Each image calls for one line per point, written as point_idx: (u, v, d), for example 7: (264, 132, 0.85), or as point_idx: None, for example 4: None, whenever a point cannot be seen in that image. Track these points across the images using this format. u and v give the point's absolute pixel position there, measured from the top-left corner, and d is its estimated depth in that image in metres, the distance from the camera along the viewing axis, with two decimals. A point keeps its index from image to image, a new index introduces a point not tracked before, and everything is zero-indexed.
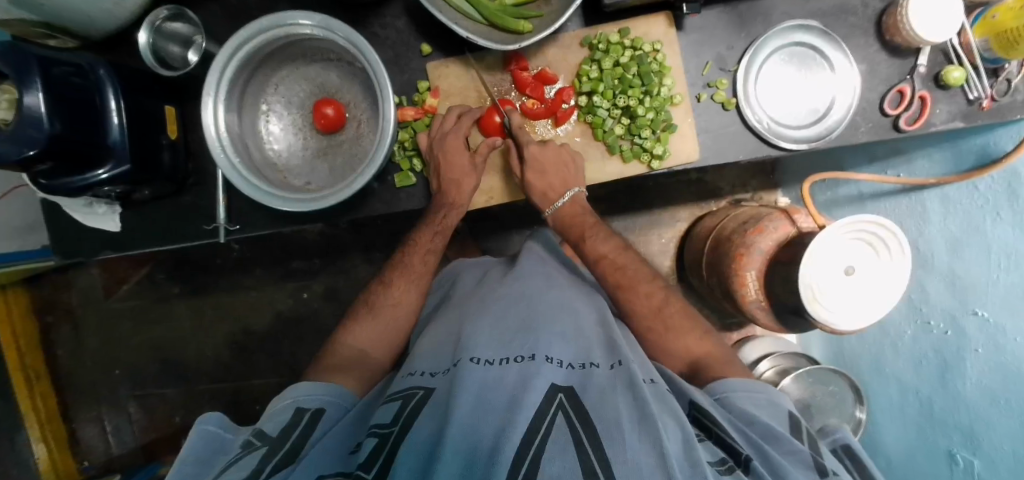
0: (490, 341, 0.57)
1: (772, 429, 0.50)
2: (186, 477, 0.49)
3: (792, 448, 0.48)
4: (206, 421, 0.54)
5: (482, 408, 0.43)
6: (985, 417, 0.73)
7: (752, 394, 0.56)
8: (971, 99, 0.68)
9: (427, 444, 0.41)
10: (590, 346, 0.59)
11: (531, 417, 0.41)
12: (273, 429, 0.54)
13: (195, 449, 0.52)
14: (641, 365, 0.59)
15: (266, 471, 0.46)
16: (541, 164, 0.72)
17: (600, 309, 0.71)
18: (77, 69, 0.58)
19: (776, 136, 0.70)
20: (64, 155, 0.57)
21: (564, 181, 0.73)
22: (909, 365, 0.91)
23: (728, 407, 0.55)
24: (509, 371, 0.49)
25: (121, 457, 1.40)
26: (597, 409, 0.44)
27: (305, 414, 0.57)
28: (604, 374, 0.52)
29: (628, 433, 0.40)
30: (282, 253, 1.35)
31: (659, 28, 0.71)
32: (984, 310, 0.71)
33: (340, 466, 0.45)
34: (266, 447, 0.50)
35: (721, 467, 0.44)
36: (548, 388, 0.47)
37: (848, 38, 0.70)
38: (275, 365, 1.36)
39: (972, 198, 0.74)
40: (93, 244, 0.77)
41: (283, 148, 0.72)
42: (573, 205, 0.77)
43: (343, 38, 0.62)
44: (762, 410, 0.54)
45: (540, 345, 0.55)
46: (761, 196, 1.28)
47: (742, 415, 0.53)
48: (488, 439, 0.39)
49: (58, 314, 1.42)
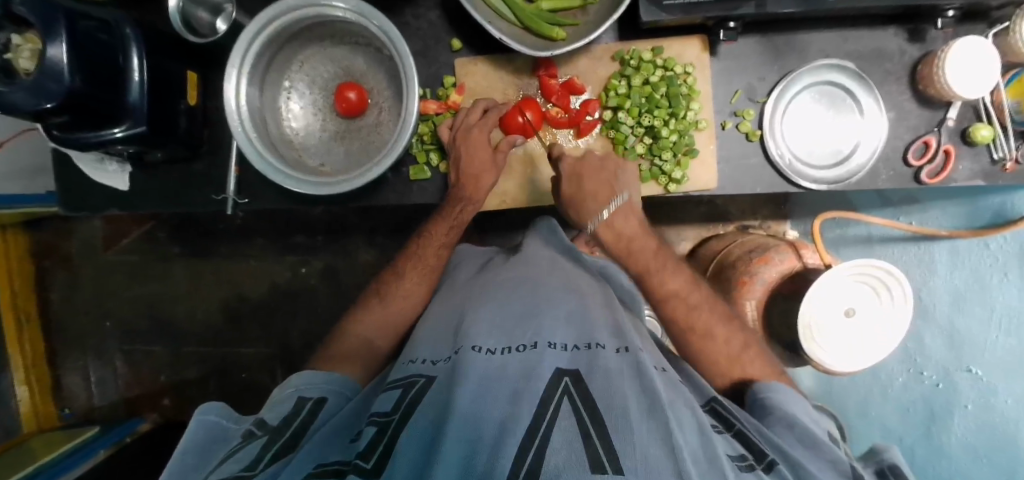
0: (494, 327, 0.56)
1: (812, 436, 0.50)
2: (187, 467, 0.48)
3: (832, 457, 0.48)
4: (206, 411, 0.54)
5: (484, 396, 0.42)
6: (966, 469, 0.78)
7: (795, 401, 0.57)
8: (996, 159, 0.67)
9: (428, 429, 0.41)
10: (591, 326, 0.58)
11: (535, 407, 0.41)
12: (274, 417, 0.53)
13: (196, 437, 0.52)
14: (653, 353, 0.60)
15: (264, 460, 0.46)
16: (581, 172, 0.70)
17: (610, 297, 0.70)
18: (104, 24, 0.57)
19: (796, 174, 0.70)
20: (82, 111, 0.56)
21: (610, 187, 0.71)
22: (896, 411, 0.90)
23: (772, 408, 0.56)
24: (511, 360, 0.49)
25: (104, 409, 1.41)
26: (601, 396, 0.43)
27: (307, 403, 0.57)
28: (610, 356, 0.51)
29: (637, 423, 0.39)
30: (286, 227, 1.35)
31: (692, 51, 0.70)
32: (979, 369, 0.74)
33: (338, 454, 0.44)
34: (266, 436, 0.50)
35: (744, 463, 0.42)
36: (554, 374, 0.46)
37: (880, 83, 0.70)
38: (266, 336, 1.36)
39: (982, 256, 0.75)
40: (100, 200, 0.77)
41: (301, 127, 0.72)
42: (631, 223, 0.73)
43: (376, 26, 0.61)
44: (805, 415, 0.54)
45: (545, 331, 0.55)
46: (770, 225, 1.28)
47: (785, 418, 0.53)
48: (491, 429, 0.39)
49: (55, 260, 1.41)
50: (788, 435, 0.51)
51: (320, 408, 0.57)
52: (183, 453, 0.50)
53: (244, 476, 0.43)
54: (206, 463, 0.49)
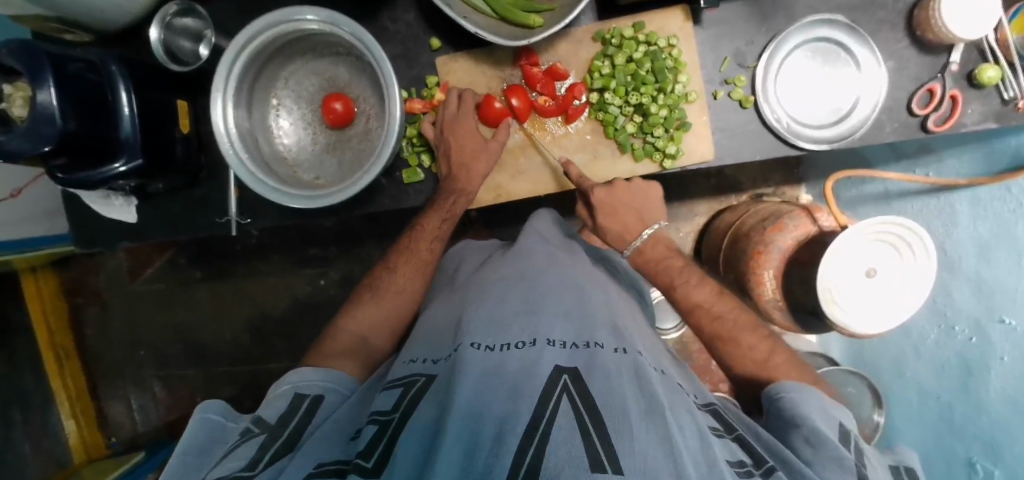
0: (492, 323, 0.55)
1: (818, 434, 0.50)
2: (190, 464, 0.50)
3: (836, 454, 0.47)
4: (207, 409, 0.56)
5: (484, 390, 0.43)
6: (1006, 426, 0.72)
7: (812, 399, 0.56)
8: (1006, 99, 0.64)
9: (429, 427, 0.41)
10: (591, 325, 0.58)
11: (534, 404, 0.41)
12: (272, 415, 0.55)
13: (197, 436, 0.53)
14: (653, 354, 0.61)
15: (263, 460, 0.47)
16: (612, 205, 0.72)
17: (612, 300, 0.69)
18: (88, 64, 0.59)
19: (795, 136, 0.68)
20: (76, 149, 0.58)
21: (638, 218, 0.74)
22: (932, 370, 0.88)
23: (780, 404, 0.57)
24: (510, 358, 0.48)
25: (146, 434, 1.46)
26: (602, 396, 0.43)
27: (304, 401, 0.58)
28: (609, 356, 0.51)
29: (637, 424, 0.40)
30: (299, 240, 1.37)
31: (675, 23, 0.69)
32: (1011, 318, 0.70)
33: (338, 454, 0.45)
34: (265, 434, 0.51)
35: (742, 469, 0.42)
36: (553, 371, 0.46)
37: (875, 33, 0.67)
38: (293, 349, 1.39)
39: (1005, 201, 0.72)
40: (114, 234, 0.79)
41: (293, 143, 0.73)
42: (657, 244, 0.74)
43: (349, 33, 0.61)
44: (814, 411, 0.54)
45: (542, 328, 0.54)
46: (783, 191, 1.25)
47: (794, 417, 0.53)
48: (491, 423, 0.39)
49: (86, 296, 1.47)
50: (796, 436, 0.52)
51: (318, 406, 0.58)
52: (185, 450, 0.51)
53: (241, 477, 0.44)
54: (206, 461, 0.50)
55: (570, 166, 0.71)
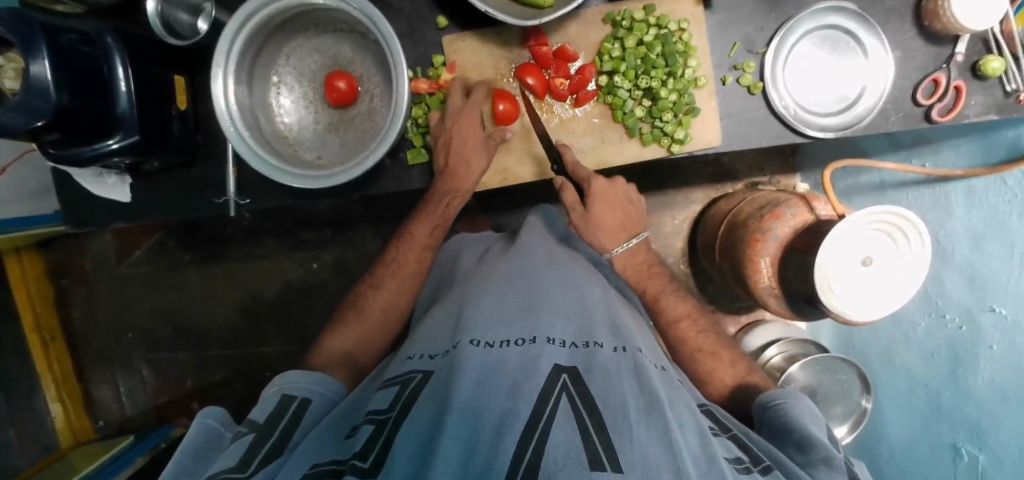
0: (494, 320, 0.56)
1: (809, 437, 0.51)
2: (185, 466, 0.49)
3: (824, 455, 0.48)
4: (207, 415, 0.56)
5: (483, 388, 0.43)
6: (992, 410, 0.76)
7: (802, 406, 0.57)
8: (1008, 91, 0.65)
9: (427, 425, 0.41)
10: (591, 323, 0.58)
11: (534, 401, 0.41)
12: (261, 415, 0.54)
13: (193, 442, 0.53)
14: (652, 351, 0.62)
15: (255, 460, 0.46)
16: (608, 197, 0.73)
17: (609, 297, 0.68)
18: (84, 36, 0.57)
19: (802, 123, 0.68)
20: (73, 126, 0.56)
21: (626, 220, 0.75)
22: (920, 358, 0.90)
23: (771, 411, 0.57)
24: (510, 354, 0.48)
25: (135, 418, 1.44)
26: (601, 395, 0.43)
27: (293, 402, 0.57)
28: (608, 355, 0.51)
29: (636, 423, 0.40)
30: (293, 223, 1.35)
31: (686, 5, 0.68)
32: (1003, 308, 0.72)
33: (332, 453, 0.44)
34: (254, 434, 0.50)
35: (740, 465, 0.43)
36: (552, 370, 0.46)
37: (883, 22, 0.67)
38: (286, 333, 1.38)
39: (999, 192, 0.74)
40: (104, 214, 0.77)
41: (294, 122, 0.71)
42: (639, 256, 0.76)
43: (356, 9, 0.59)
44: (806, 417, 0.55)
45: (543, 326, 0.54)
46: (779, 180, 1.26)
47: (786, 421, 0.54)
48: (490, 421, 0.39)
49: (72, 278, 1.43)
50: (787, 443, 0.52)
51: (306, 408, 0.57)
52: (181, 452, 0.51)
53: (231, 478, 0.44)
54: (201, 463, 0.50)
55: (565, 150, 0.71)
